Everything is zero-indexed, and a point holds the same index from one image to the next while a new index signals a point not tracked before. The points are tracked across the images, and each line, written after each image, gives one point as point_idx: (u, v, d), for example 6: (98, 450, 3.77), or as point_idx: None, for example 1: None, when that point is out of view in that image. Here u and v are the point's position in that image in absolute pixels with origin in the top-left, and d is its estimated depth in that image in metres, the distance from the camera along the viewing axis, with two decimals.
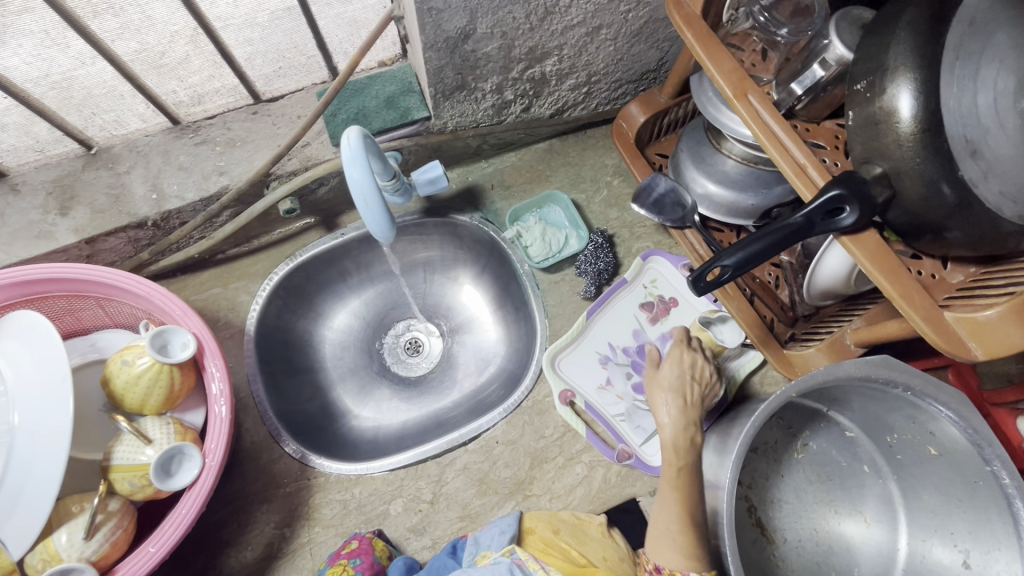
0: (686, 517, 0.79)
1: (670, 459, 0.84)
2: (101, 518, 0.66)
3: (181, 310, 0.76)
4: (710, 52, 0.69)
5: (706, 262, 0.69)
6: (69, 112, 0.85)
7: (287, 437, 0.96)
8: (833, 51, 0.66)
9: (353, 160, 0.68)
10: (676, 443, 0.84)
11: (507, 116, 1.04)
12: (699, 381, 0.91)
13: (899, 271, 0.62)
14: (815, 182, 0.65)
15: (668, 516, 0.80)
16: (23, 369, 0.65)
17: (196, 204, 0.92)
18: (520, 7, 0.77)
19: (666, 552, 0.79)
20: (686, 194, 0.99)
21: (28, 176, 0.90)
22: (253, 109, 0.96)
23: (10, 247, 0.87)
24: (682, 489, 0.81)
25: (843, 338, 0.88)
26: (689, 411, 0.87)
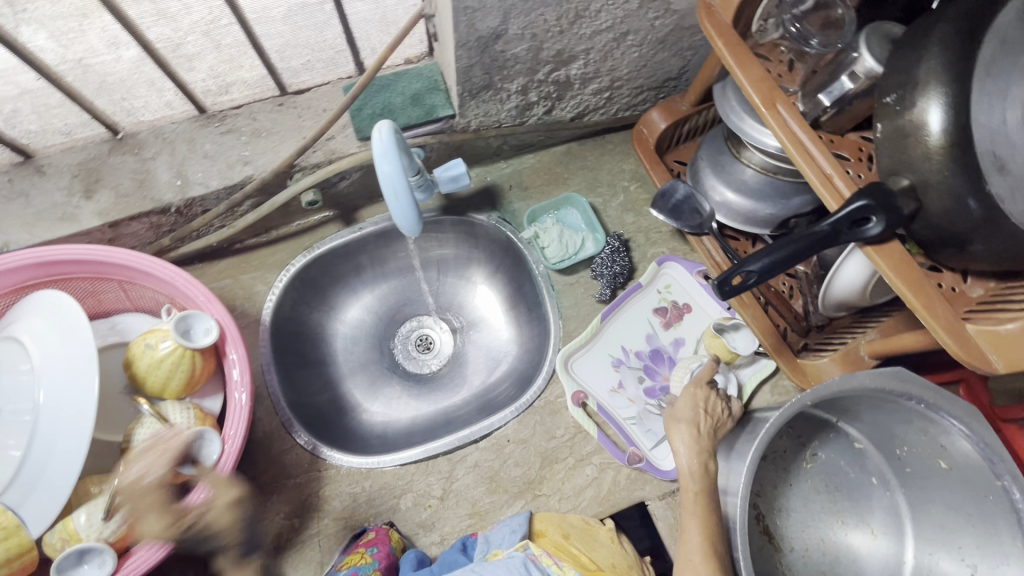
0: (709, 547, 0.80)
1: (689, 489, 0.84)
2: (120, 499, 0.66)
3: (204, 296, 0.77)
4: (740, 60, 0.70)
5: (730, 268, 0.69)
6: (99, 96, 0.86)
7: (298, 428, 0.96)
8: (862, 64, 0.67)
9: (385, 154, 0.69)
10: (692, 472, 0.85)
11: (529, 117, 1.05)
12: (714, 417, 0.91)
13: (922, 283, 0.63)
14: (841, 193, 0.65)
15: (693, 544, 0.80)
16: (51, 348, 0.65)
17: (219, 192, 0.92)
18: (552, 10, 0.78)
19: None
20: (703, 201, 1.00)
21: (53, 159, 0.91)
22: (278, 101, 0.96)
23: (33, 228, 0.87)
24: (705, 517, 0.82)
25: (857, 349, 0.89)
26: (705, 445, 0.87)
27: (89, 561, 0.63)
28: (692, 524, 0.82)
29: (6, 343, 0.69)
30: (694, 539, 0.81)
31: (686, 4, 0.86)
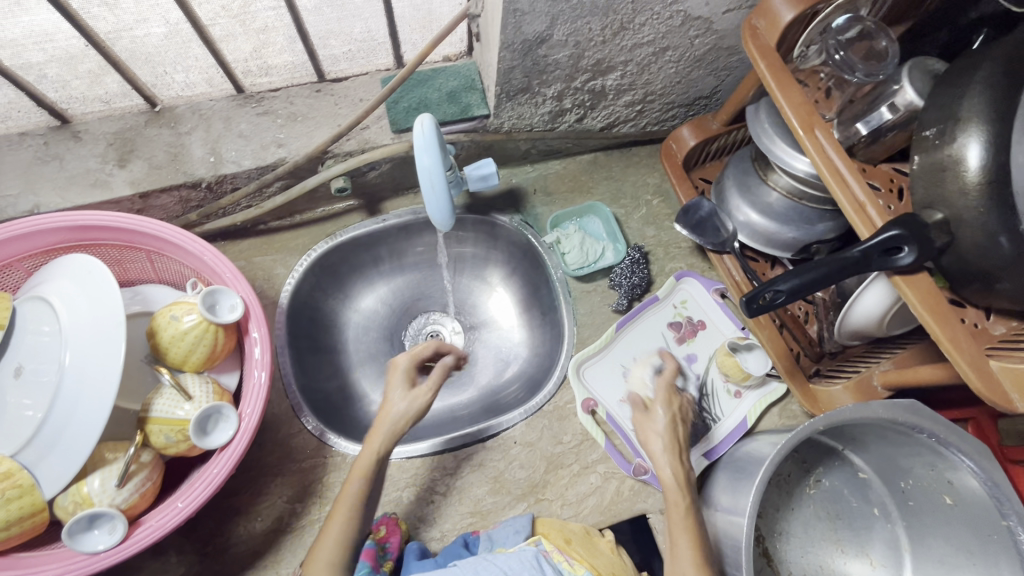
0: (699, 556, 0.77)
1: (672, 495, 0.82)
2: (134, 468, 0.66)
3: (231, 273, 0.77)
4: (782, 84, 0.71)
5: (759, 286, 0.69)
6: (143, 67, 0.87)
7: (307, 412, 0.97)
8: (902, 97, 0.69)
9: (425, 147, 0.70)
10: (675, 478, 0.83)
11: (560, 123, 1.05)
12: (685, 422, 0.92)
13: (948, 316, 0.63)
14: (873, 221, 0.67)
15: (679, 549, 0.78)
16: (80, 311, 0.66)
17: (251, 172, 0.93)
18: (598, 20, 0.79)
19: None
20: (726, 220, 1.01)
21: (91, 126, 0.92)
22: (315, 87, 0.98)
23: (65, 192, 0.88)
24: (690, 525, 0.80)
25: (871, 379, 0.89)
26: (681, 453, 0.87)
27: (99, 526, 0.64)
28: (680, 528, 0.79)
29: (33, 302, 0.69)
30: (682, 545, 0.78)
31: (727, 24, 0.87)
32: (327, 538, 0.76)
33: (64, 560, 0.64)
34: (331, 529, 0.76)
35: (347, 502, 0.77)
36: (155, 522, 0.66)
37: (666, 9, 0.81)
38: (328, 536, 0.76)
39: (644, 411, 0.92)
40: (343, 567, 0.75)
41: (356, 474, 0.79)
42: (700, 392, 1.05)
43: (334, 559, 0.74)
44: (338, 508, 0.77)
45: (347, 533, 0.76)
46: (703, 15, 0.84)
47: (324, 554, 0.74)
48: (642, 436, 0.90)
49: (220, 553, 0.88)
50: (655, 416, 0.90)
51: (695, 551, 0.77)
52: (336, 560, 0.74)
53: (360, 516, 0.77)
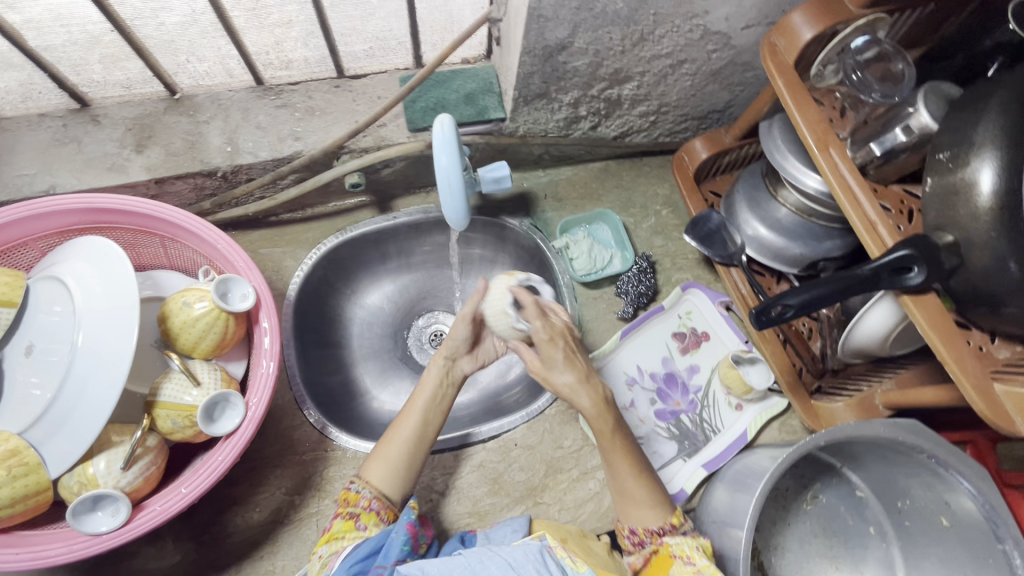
0: (643, 475, 0.83)
1: (603, 431, 0.83)
2: (140, 451, 0.67)
3: (244, 262, 0.78)
4: (798, 102, 0.73)
5: (769, 298, 0.71)
6: (166, 54, 0.88)
7: (310, 405, 0.97)
8: (917, 119, 0.70)
9: (444, 146, 0.71)
10: (596, 411, 0.83)
11: (574, 130, 1.06)
12: (577, 343, 0.88)
13: (955, 338, 0.64)
14: (884, 240, 0.67)
15: (622, 473, 0.83)
16: (93, 292, 0.66)
17: (267, 163, 0.94)
18: (619, 30, 0.80)
19: (639, 510, 0.82)
20: (735, 233, 1.02)
21: (110, 110, 0.93)
22: (335, 83, 0.99)
23: (82, 174, 0.88)
24: (625, 448, 0.84)
25: (872, 398, 0.90)
26: (592, 380, 0.85)
27: (103, 508, 0.65)
28: (620, 459, 0.83)
29: (47, 282, 0.69)
30: (621, 468, 0.83)
31: (745, 41, 0.89)
32: (393, 439, 0.85)
33: (69, 539, 0.64)
34: (397, 433, 0.85)
35: (415, 412, 0.86)
36: (158, 506, 0.66)
37: (686, 23, 0.82)
38: (394, 439, 0.84)
39: (539, 358, 0.85)
40: (401, 470, 0.83)
41: (425, 387, 0.89)
42: (701, 404, 1.06)
43: (395, 461, 0.83)
44: (406, 417, 0.86)
45: (410, 438, 0.85)
46: (722, 30, 0.85)
47: (388, 453, 0.83)
48: (547, 382, 0.85)
49: (217, 542, 0.88)
50: (555, 359, 0.84)
51: (637, 473, 0.83)
52: (397, 462, 0.83)
53: (424, 427, 0.86)
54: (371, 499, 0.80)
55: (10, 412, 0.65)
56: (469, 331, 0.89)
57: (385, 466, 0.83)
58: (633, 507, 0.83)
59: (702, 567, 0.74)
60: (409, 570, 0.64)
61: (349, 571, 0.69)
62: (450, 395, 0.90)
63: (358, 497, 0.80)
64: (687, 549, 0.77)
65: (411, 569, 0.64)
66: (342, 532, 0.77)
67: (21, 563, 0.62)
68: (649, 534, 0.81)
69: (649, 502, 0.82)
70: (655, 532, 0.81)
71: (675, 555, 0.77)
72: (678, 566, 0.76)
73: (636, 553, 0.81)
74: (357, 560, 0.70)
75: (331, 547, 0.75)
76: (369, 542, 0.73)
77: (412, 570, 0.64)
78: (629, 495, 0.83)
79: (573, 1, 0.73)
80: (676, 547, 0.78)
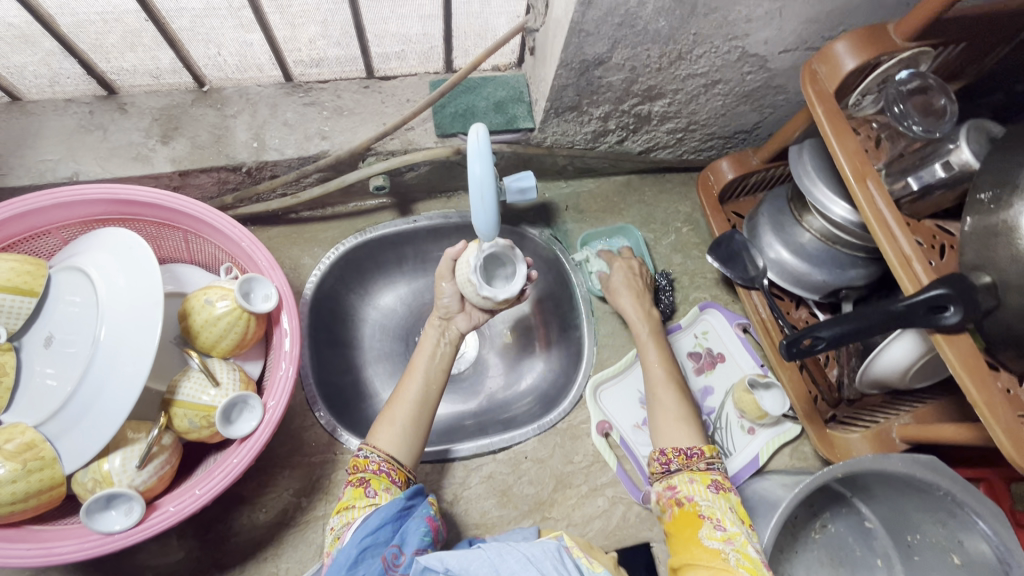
0: (677, 391, 0.91)
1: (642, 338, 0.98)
2: (156, 450, 0.67)
3: (268, 262, 0.77)
4: (837, 131, 0.72)
5: (804, 328, 0.73)
6: (197, 46, 0.87)
7: (321, 406, 0.95)
8: (958, 156, 0.69)
9: (478, 156, 0.69)
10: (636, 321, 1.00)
11: (601, 143, 1.05)
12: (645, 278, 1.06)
13: (984, 380, 0.63)
14: (918, 277, 0.67)
15: (658, 383, 0.92)
16: (116, 286, 0.65)
17: (292, 161, 0.93)
18: (657, 48, 0.80)
19: (670, 426, 0.85)
20: (757, 255, 1.01)
21: (137, 99, 0.92)
22: (364, 83, 0.98)
23: (105, 163, 0.87)
24: (663, 358, 0.95)
25: (890, 431, 0.89)
26: (645, 305, 1.02)
27: (116, 507, 0.65)
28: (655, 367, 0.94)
29: (68, 272, 0.68)
30: (656, 377, 0.93)
31: (781, 64, 0.88)
32: (397, 402, 0.83)
33: (79, 537, 0.64)
34: (401, 396, 0.84)
35: (416, 374, 0.86)
36: (171, 508, 0.66)
37: (724, 44, 0.81)
38: (399, 401, 0.83)
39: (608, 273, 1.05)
40: (407, 431, 0.81)
41: (422, 350, 0.89)
42: (714, 425, 1.05)
43: (402, 422, 0.81)
44: (408, 380, 0.86)
45: (414, 398, 0.83)
46: (759, 53, 0.85)
47: (395, 416, 0.81)
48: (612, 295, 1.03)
49: (222, 541, 0.87)
50: (616, 276, 1.04)
51: (670, 387, 0.91)
52: (403, 423, 0.81)
53: (427, 387, 0.85)
54: (381, 463, 0.76)
55: (26, 403, 0.65)
56: (453, 287, 0.90)
57: (392, 429, 0.80)
58: (664, 422, 0.86)
59: (732, 535, 0.70)
60: (429, 561, 0.61)
61: (359, 546, 0.65)
62: (448, 354, 0.90)
63: (367, 461, 0.77)
64: (718, 512, 0.73)
65: (432, 560, 0.61)
66: (353, 500, 0.73)
67: (30, 559, 0.61)
68: (678, 454, 0.81)
69: (679, 417, 0.86)
70: (686, 453, 0.81)
71: (705, 515, 0.73)
72: (706, 528, 0.71)
73: (664, 493, 0.78)
74: (368, 534, 0.66)
75: (343, 517, 0.71)
76: (380, 515, 0.68)
77: (433, 561, 0.61)
78: (661, 408, 0.88)
79: (615, 18, 0.72)
80: (707, 508, 0.74)
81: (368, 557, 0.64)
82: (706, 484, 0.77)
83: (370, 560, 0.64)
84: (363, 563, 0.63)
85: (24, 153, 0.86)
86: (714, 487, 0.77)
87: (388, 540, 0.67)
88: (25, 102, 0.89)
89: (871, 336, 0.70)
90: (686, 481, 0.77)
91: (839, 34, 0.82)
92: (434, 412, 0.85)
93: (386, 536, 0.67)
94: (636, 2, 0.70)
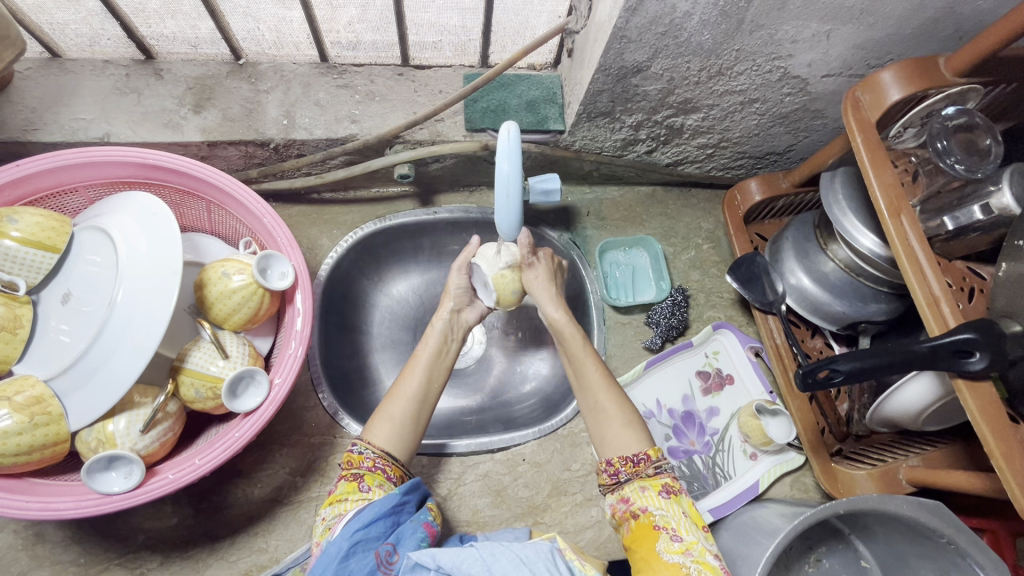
0: (613, 391, 0.80)
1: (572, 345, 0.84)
2: (160, 416, 0.68)
3: (287, 240, 0.78)
4: (876, 162, 0.70)
5: (819, 361, 0.73)
6: (236, 19, 0.88)
7: (325, 388, 0.95)
8: (998, 198, 0.67)
9: (507, 153, 0.66)
10: (565, 323, 0.85)
11: (629, 152, 1.04)
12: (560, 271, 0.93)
13: (1006, 431, 0.61)
14: (945, 318, 0.65)
15: (594, 386, 0.81)
16: (137, 250, 0.66)
17: (320, 142, 0.93)
18: (698, 60, 0.79)
19: (616, 433, 0.77)
20: (778, 279, 1.00)
21: (173, 66, 0.93)
22: (399, 71, 0.99)
23: (137, 127, 0.88)
24: (595, 357, 0.84)
25: (897, 471, 0.86)
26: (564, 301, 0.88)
27: (117, 468, 0.66)
28: (593, 374, 0.81)
29: (91, 232, 0.69)
30: (594, 381, 0.81)
31: (822, 88, 0.87)
32: (395, 397, 0.78)
33: (78, 495, 0.64)
34: (400, 390, 0.79)
35: (419, 367, 0.81)
36: (170, 475, 0.66)
37: (767, 63, 0.80)
38: (398, 396, 0.78)
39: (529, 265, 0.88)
40: (406, 428, 0.76)
41: (427, 343, 0.84)
42: (717, 447, 1.03)
43: (401, 419, 0.76)
44: (408, 373, 0.80)
45: (415, 396, 0.78)
46: (802, 74, 0.83)
47: (392, 411, 0.76)
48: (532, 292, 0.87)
49: (215, 512, 0.87)
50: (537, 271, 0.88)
51: (609, 389, 0.80)
52: (402, 421, 0.76)
53: (429, 383, 0.80)
54: (375, 459, 0.72)
55: (39, 356, 0.66)
56: (465, 280, 0.90)
57: (390, 426, 0.75)
58: (608, 428, 0.77)
59: (690, 545, 0.66)
60: (421, 557, 0.59)
61: (351, 539, 0.61)
62: (452, 351, 0.86)
63: (361, 458, 0.72)
64: (674, 521, 0.68)
65: (423, 556, 0.60)
66: (345, 493, 0.68)
67: (29, 511, 0.62)
68: (625, 462, 0.74)
69: (623, 421, 0.77)
70: (632, 460, 0.74)
71: (661, 527, 0.68)
72: (663, 540, 0.67)
73: (618, 507, 0.73)
74: (360, 528, 0.62)
75: (336, 509, 0.67)
76: (373, 509, 0.65)
77: (424, 557, 0.59)
78: (601, 413, 0.79)
79: (659, 27, 0.71)
80: (661, 518, 0.69)
81: (360, 551, 0.61)
82: (656, 490, 0.71)
83: (362, 554, 0.61)
84: (355, 556, 0.60)
85: (58, 110, 0.87)
86: (664, 492, 0.71)
87: (381, 536, 0.63)
88: (64, 59, 0.90)
89: (890, 375, 0.69)
90: (638, 492, 0.72)
91: (886, 64, 0.80)
92: (433, 408, 0.80)
93: (378, 532, 0.64)
94: (682, 12, 0.69)
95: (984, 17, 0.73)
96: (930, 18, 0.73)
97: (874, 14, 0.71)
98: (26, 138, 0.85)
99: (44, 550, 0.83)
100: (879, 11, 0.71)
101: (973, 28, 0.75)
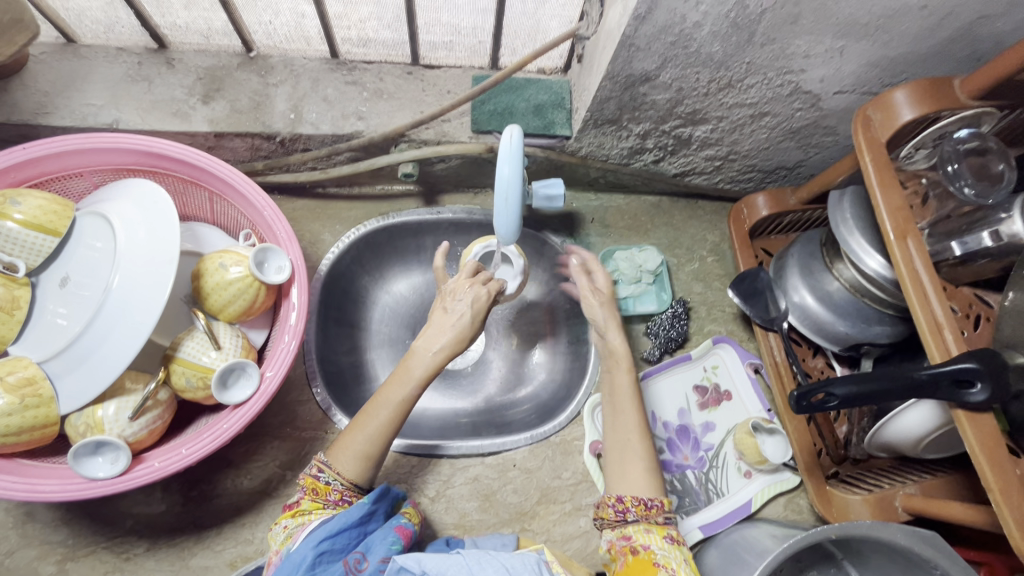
0: (645, 434, 0.81)
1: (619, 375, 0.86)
2: (150, 403, 0.68)
3: (287, 234, 0.77)
4: (884, 182, 0.69)
5: (816, 383, 0.72)
6: (248, 12, 0.88)
7: (319, 383, 0.95)
8: (1010, 225, 0.66)
9: (508, 158, 0.65)
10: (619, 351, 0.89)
11: (636, 160, 1.03)
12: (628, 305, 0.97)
13: (1005, 463, 0.59)
14: (947, 346, 0.64)
15: (628, 424, 0.81)
16: (136, 236, 0.66)
17: (326, 137, 0.93)
18: (708, 72, 0.78)
19: (634, 475, 0.77)
20: (781, 297, 0.98)
21: (185, 56, 0.93)
22: (408, 69, 0.99)
23: (146, 115, 0.89)
24: (636, 400, 0.84)
25: (893, 498, 0.84)
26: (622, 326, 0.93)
27: (103, 454, 0.66)
28: (631, 419, 0.81)
29: (92, 218, 0.69)
30: (632, 420, 0.81)
31: (835, 105, 0.85)
32: (365, 429, 0.74)
33: (64, 478, 0.65)
34: (371, 422, 0.74)
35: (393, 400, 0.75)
36: (156, 463, 0.67)
37: (778, 77, 0.79)
38: (367, 429, 0.74)
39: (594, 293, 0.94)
40: (374, 460, 0.74)
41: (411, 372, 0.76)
42: (710, 463, 1.02)
43: (370, 454, 0.74)
44: (382, 399, 0.75)
45: (384, 430, 0.74)
46: (813, 90, 0.82)
47: (361, 446, 0.73)
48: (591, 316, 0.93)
49: (204, 501, 0.88)
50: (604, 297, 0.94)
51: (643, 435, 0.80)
52: (372, 455, 0.74)
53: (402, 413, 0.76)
54: (343, 492, 0.72)
55: (34, 338, 0.66)
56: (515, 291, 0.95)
57: (359, 461, 0.73)
58: (630, 466, 0.78)
59: None
60: (406, 561, 0.59)
61: (316, 549, 0.61)
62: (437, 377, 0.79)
63: (328, 489, 0.71)
64: (674, 563, 0.69)
65: (408, 560, 0.59)
66: (309, 508, 0.70)
67: (15, 492, 0.62)
68: (636, 504, 0.74)
69: (647, 467, 0.77)
70: (644, 503, 0.74)
71: (660, 564, 0.68)
72: None
73: (616, 543, 0.73)
74: (326, 538, 0.62)
75: (297, 519, 0.69)
76: (341, 519, 0.64)
77: (410, 561, 0.59)
78: (629, 449, 0.79)
79: (669, 36, 0.71)
80: (663, 557, 0.69)
81: (325, 561, 0.61)
82: (662, 534, 0.72)
83: (328, 565, 0.61)
84: (321, 566, 0.60)
85: (70, 94, 0.88)
86: (670, 538, 0.72)
87: (348, 547, 0.63)
88: (79, 45, 0.91)
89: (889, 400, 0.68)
90: (641, 531, 0.72)
91: (901, 82, 0.79)
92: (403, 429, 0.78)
93: (344, 543, 0.63)
94: (692, 23, 0.68)
95: (1004, 39, 0.72)
96: (948, 38, 0.71)
97: (889, 31, 0.70)
98: (36, 121, 0.86)
99: (34, 529, 0.84)
100: (895, 28, 0.70)
101: (992, 50, 0.74)
